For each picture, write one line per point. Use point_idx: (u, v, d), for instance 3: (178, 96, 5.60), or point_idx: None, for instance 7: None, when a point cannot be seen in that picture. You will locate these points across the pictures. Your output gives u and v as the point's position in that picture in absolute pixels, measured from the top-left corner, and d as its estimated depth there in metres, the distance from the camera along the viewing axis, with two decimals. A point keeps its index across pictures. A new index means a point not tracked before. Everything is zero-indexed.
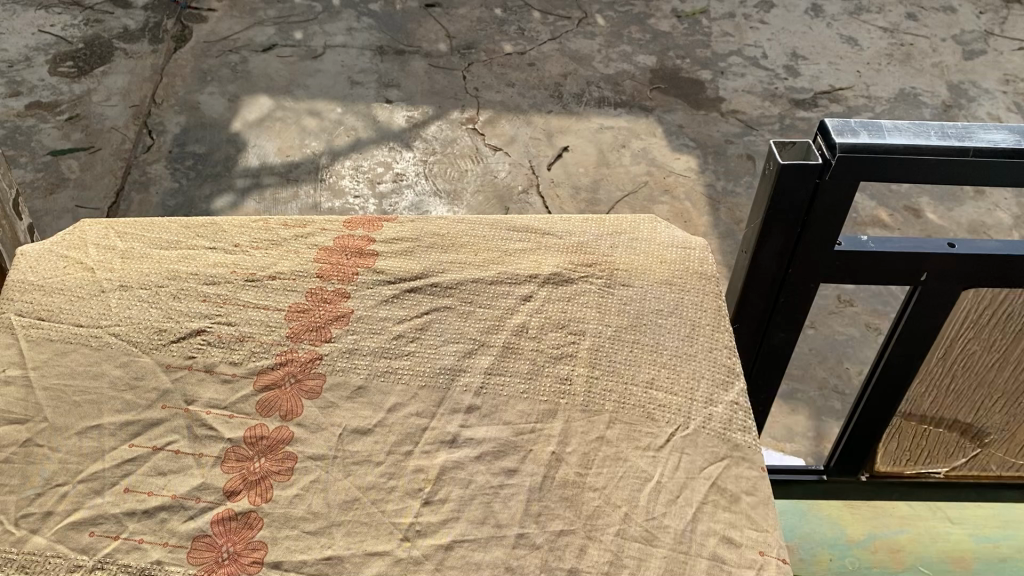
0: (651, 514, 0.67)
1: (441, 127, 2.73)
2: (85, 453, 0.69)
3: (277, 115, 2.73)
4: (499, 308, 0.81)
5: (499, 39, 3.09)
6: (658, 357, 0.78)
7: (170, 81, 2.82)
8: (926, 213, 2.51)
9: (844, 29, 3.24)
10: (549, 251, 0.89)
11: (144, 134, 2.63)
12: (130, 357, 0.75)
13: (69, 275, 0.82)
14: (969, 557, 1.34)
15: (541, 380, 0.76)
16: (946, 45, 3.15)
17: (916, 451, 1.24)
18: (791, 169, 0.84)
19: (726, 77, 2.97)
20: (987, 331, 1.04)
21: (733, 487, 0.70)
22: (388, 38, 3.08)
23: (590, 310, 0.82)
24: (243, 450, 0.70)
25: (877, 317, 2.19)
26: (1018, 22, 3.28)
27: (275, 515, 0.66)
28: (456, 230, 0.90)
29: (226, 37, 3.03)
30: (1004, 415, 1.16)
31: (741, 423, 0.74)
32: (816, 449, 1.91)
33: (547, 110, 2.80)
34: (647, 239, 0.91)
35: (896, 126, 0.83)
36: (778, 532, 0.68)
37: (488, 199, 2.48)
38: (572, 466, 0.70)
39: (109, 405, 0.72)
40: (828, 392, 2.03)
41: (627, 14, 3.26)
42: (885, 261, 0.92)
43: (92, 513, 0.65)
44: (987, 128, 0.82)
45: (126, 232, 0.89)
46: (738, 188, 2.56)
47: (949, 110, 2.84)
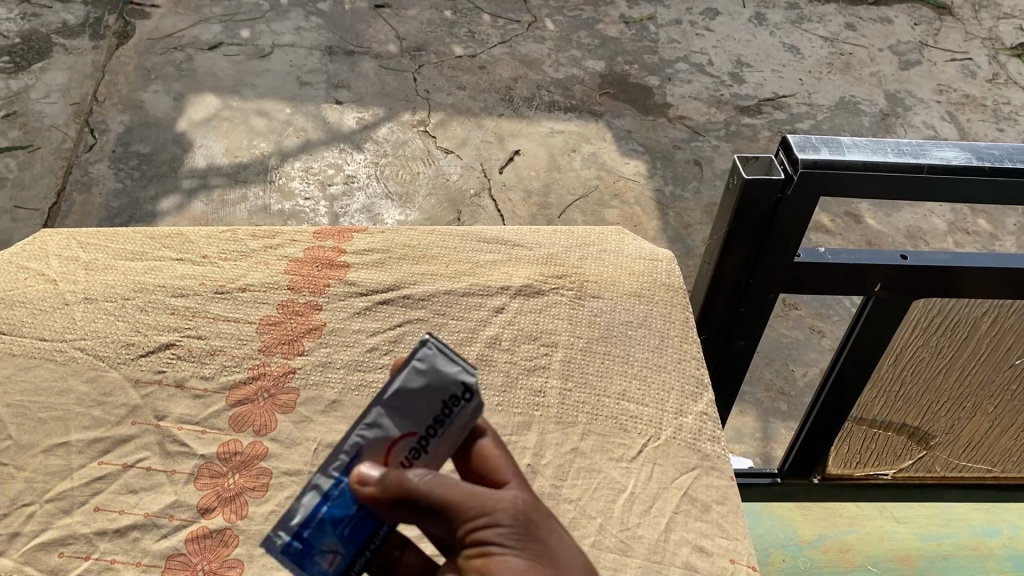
0: (625, 524, 0.73)
1: (392, 128, 2.71)
2: (52, 471, 0.74)
3: (224, 114, 2.68)
4: (472, 320, 0.87)
5: (449, 41, 3.08)
6: (629, 368, 0.84)
7: (113, 79, 2.75)
8: (866, 219, 2.57)
9: (787, 37, 3.31)
10: (520, 262, 0.94)
11: (86, 133, 2.55)
12: (98, 372, 0.80)
13: (32, 288, 0.87)
14: (914, 556, 1.33)
15: (515, 393, 0.82)
16: (883, 55, 3.24)
17: (866, 453, 1.29)
18: (754, 184, 0.87)
19: (674, 83, 3.01)
20: (935, 340, 1.07)
21: (704, 496, 0.76)
22: (337, 38, 3.03)
23: (562, 321, 0.88)
24: (217, 467, 0.75)
25: (822, 320, 2.24)
26: (951, 34, 3.38)
27: (250, 533, 0.71)
28: (425, 242, 0.96)
29: (170, 34, 2.96)
30: (950, 419, 1.20)
31: (709, 433, 0.81)
32: (764, 450, 1.96)
33: (497, 113, 2.80)
34: (615, 250, 0.97)
35: (854, 143, 0.85)
36: (747, 540, 0.74)
37: (439, 203, 2.48)
38: (548, 478, 0.76)
39: (77, 422, 0.77)
40: (775, 394, 2.07)
41: (576, 19, 3.27)
42: (842, 273, 0.95)
43: (62, 534, 0.71)
44: (940, 146, 0.85)
45: (89, 242, 0.94)
46: (686, 193, 2.60)
47: (886, 119, 2.93)
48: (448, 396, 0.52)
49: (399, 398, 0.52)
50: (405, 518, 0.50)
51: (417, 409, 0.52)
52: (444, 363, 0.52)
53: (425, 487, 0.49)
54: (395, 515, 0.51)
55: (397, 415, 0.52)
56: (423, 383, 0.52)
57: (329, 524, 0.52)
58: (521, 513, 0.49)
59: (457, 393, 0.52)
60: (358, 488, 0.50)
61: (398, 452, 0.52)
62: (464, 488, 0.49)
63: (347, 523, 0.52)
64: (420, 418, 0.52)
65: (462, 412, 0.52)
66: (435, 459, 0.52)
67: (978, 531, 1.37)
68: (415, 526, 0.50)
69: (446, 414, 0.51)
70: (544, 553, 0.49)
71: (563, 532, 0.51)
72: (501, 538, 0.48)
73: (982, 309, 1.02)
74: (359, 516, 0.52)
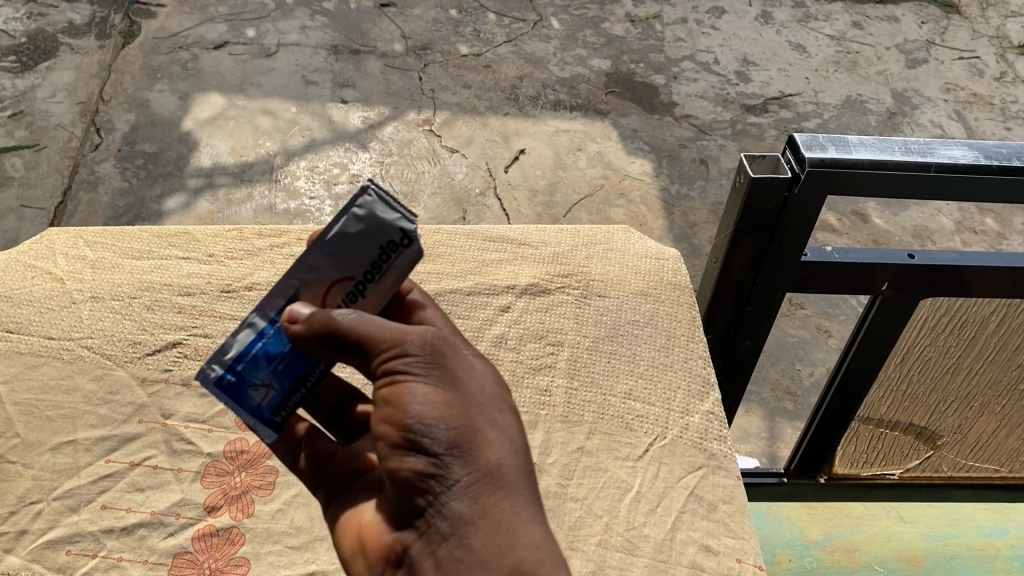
0: (632, 523, 0.73)
1: (397, 127, 2.71)
2: (59, 470, 0.75)
3: (230, 114, 2.68)
4: (479, 319, 0.87)
5: (455, 40, 3.07)
6: (635, 367, 0.84)
7: (119, 78, 2.75)
8: (872, 218, 2.56)
9: (793, 36, 3.30)
10: (526, 261, 0.94)
11: (92, 133, 2.56)
12: (104, 371, 0.81)
13: (38, 287, 0.88)
14: (921, 555, 1.32)
15: (522, 391, 0.82)
16: (889, 53, 3.23)
17: (872, 453, 1.29)
18: (762, 183, 0.86)
19: (680, 82, 3.00)
20: (943, 339, 1.07)
21: (710, 496, 0.76)
22: (342, 37, 3.03)
23: (568, 320, 0.88)
24: (223, 465, 0.76)
25: (828, 320, 2.23)
26: (958, 32, 3.37)
27: (257, 531, 0.72)
28: (431, 241, 0.96)
29: (176, 33, 2.96)
30: (957, 418, 1.20)
31: (716, 432, 0.81)
32: (770, 449, 1.96)
33: (502, 112, 2.80)
34: (621, 250, 0.97)
35: (861, 142, 0.85)
36: (753, 539, 0.74)
37: (445, 202, 2.48)
38: (554, 477, 0.76)
39: (83, 420, 0.78)
40: (781, 394, 2.06)
41: (582, 17, 3.27)
42: (849, 272, 0.94)
43: (69, 532, 0.71)
44: (947, 145, 0.85)
45: (96, 241, 0.94)
46: (692, 192, 2.60)
47: (893, 118, 2.92)
48: (386, 241, 0.58)
49: (339, 243, 0.58)
50: (330, 353, 0.57)
51: (356, 252, 0.58)
52: (382, 211, 0.58)
53: (348, 323, 0.55)
54: (321, 352, 0.58)
55: (335, 259, 0.58)
56: (361, 228, 0.58)
57: (263, 359, 0.60)
58: (428, 345, 0.54)
59: (396, 240, 0.58)
60: (291, 326, 0.57)
61: (337, 296, 0.58)
62: (381, 323, 0.55)
63: (282, 361, 0.60)
64: (360, 262, 0.58)
65: (399, 258, 0.59)
66: (369, 302, 0.59)
67: (986, 531, 1.36)
68: (341, 357, 0.57)
69: (384, 260, 0.58)
70: (449, 378, 0.54)
71: (475, 363, 0.56)
72: (408, 365, 0.53)
73: (990, 308, 1.02)
74: (293, 355, 0.60)
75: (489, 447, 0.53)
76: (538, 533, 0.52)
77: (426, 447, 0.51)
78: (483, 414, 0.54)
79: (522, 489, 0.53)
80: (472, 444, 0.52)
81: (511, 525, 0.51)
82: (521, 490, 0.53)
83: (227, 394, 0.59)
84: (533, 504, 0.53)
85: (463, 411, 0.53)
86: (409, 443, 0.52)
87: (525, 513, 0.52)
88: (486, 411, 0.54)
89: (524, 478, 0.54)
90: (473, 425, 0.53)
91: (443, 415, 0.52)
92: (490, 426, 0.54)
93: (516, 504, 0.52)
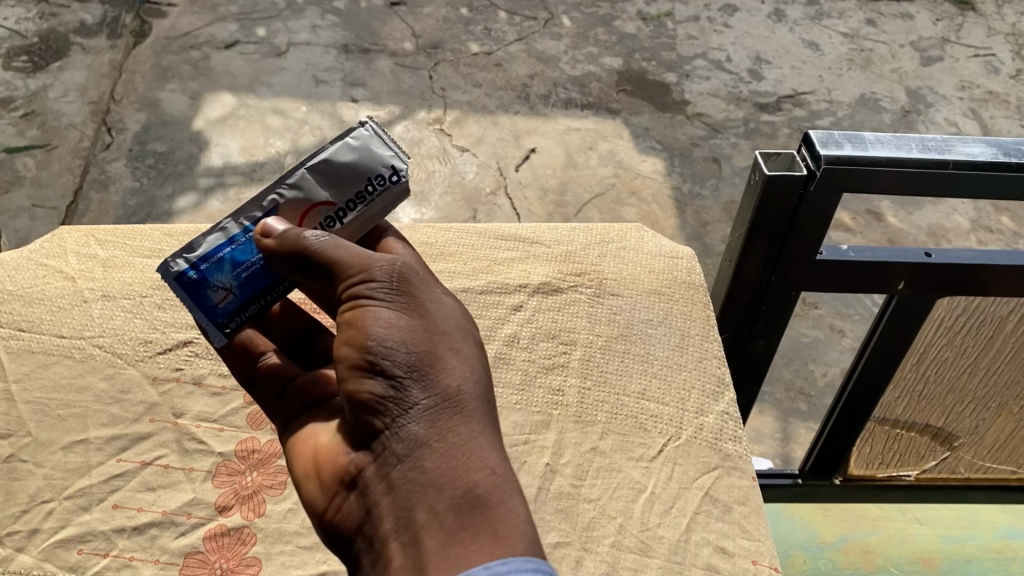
0: (646, 525, 0.73)
1: (407, 127, 2.71)
2: (71, 469, 0.75)
3: (240, 113, 2.68)
4: (490, 318, 0.86)
5: (465, 39, 3.06)
6: (649, 367, 0.84)
7: (130, 78, 2.76)
8: (887, 217, 2.54)
9: (806, 34, 3.27)
10: (538, 259, 0.93)
11: (103, 132, 2.57)
12: (115, 369, 0.81)
13: (49, 285, 0.88)
14: (937, 557, 1.31)
15: (534, 391, 0.81)
16: (904, 50, 3.21)
17: (888, 453, 1.28)
18: (776, 180, 0.85)
19: (692, 80, 2.99)
20: (960, 338, 1.05)
21: (726, 497, 0.75)
22: (353, 36, 3.03)
23: (581, 319, 0.87)
24: (234, 465, 0.76)
25: (842, 319, 2.22)
26: (973, 29, 3.34)
27: (269, 531, 0.72)
28: (443, 240, 0.95)
29: (186, 33, 2.96)
30: (974, 419, 1.18)
31: (731, 433, 0.80)
32: (784, 450, 1.95)
33: (513, 111, 2.79)
34: (635, 248, 0.96)
35: (878, 139, 0.84)
36: (768, 541, 0.74)
37: (456, 201, 2.48)
38: (566, 478, 0.75)
39: (95, 419, 0.78)
40: (795, 394, 2.05)
41: (593, 15, 3.25)
42: (865, 270, 0.93)
43: (80, 531, 0.71)
44: (965, 142, 0.83)
45: (106, 239, 0.94)
46: (704, 191, 2.59)
47: (907, 116, 2.90)
48: (374, 175, 0.71)
49: (333, 167, 0.71)
50: (295, 270, 0.65)
51: (347, 182, 0.71)
52: (377, 147, 0.71)
53: (320, 248, 0.63)
54: (284, 266, 0.66)
55: (328, 181, 0.71)
56: (355, 158, 0.71)
57: (229, 265, 0.70)
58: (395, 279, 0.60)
59: (384, 175, 0.72)
60: (260, 234, 0.68)
61: (318, 215, 0.71)
62: (355, 253, 0.62)
63: (243, 271, 0.70)
64: (349, 186, 0.71)
65: (382, 191, 0.72)
66: (344, 228, 0.71)
67: (1003, 534, 1.35)
68: (308, 276, 0.65)
69: (370, 190, 0.71)
70: (415, 306, 0.60)
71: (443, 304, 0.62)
72: (375, 292, 0.60)
73: (1008, 307, 1.00)
74: (257, 267, 0.71)
75: (448, 371, 0.56)
76: (493, 457, 0.53)
77: (385, 370, 0.56)
78: (444, 343, 0.58)
79: (481, 414, 0.56)
80: (431, 370, 0.56)
81: (465, 449, 0.54)
82: (481, 418, 0.55)
83: (189, 290, 0.70)
84: (491, 430, 0.55)
85: (426, 338, 0.58)
86: (368, 364, 0.56)
87: (482, 438, 0.54)
88: (451, 342, 0.58)
89: (486, 409, 0.56)
90: (434, 352, 0.57)
91: (407, 341, 0.57)
92: (452, 356, 0.58)
93: (474, 430, 0.54)
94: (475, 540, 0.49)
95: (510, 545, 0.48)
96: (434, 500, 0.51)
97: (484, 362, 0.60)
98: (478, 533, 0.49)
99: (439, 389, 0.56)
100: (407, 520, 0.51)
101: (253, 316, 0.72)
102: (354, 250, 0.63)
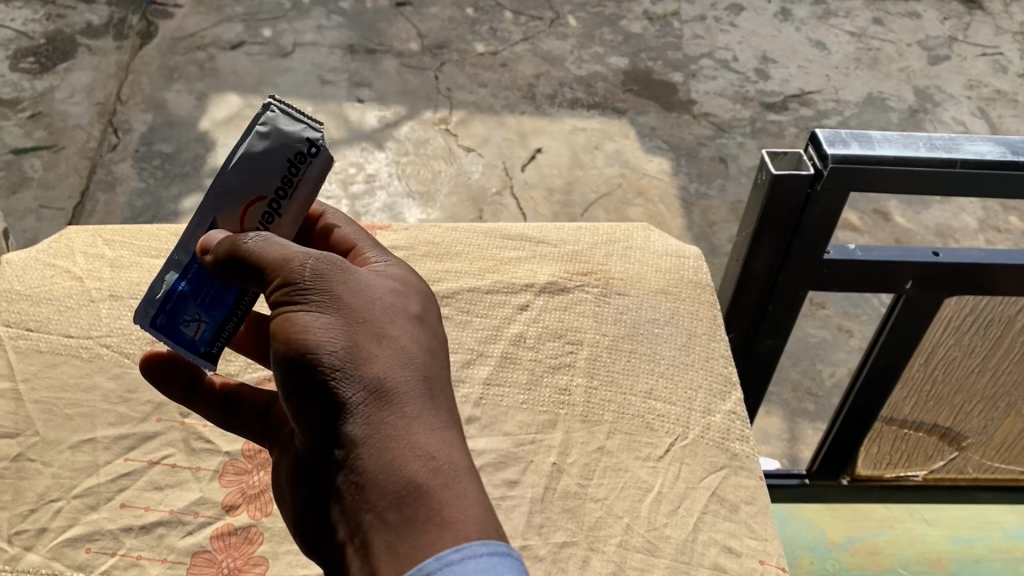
0: (653, 524, 0.72)
1: (413, 127, 2.71)
2: (79, 468, 0.75)
3: (246, 114, 2.69)
4: (496, 318, 0.87)
5: (471, 39, 3.06)
6: (655, 367, 0.84)
7: (136, 79, 2.77)
8: (895, 216, 2.53)
9: (812, 33, 3.26)
10: (544, 259, 0.93)
11: (110, 133, 2.58)
12: (123, 369, 0.82)
13: (56, 285, 0.88)
14: (946, 558, 1.30)
15: (541, 391, 0.81)
16: (911, 49, 3.19)
17: (896, 454, 1.27)
18: (783, 180, 0.85)
19: (698, 80, 2.98)
20: (968, 338, 1.05)
21: (733, 496, 0.75)
22: (358, 37, 3.03)
23: (588, 319, 0.87)
24: (241, 464, 0.77)
25: (849, 319, 2.21)
26: (981, 28, 3.32)
27: (275, 530, 0.72)
28: (449, 239, 0.95)
29: (192, 34, 2.96)
30: (982, 419, 1.18)
31: (738, 432, 0.80)
32: (791, 451, 1.94)
33: (519, 111, 2.78)
34: (642, 247, 0.96)
35: (885, 137, 0.83)
36: (776, 541, 0.73)
37: (461, 201, 2.49)
38: (573, 477, 0.75)
39: (103, 418, 0.78)
40: (802, 394, 2.05)
41: (599, 15, 3.24)
42: (873, 270, 0.93)
43: (88, 530, 0.71)
44: (973, 141, 0.83)
45: (113, 239, 0.94)
46: (711, 191, 2.59)
47: (915, 115, 2.90)
48: (293, 154, 0.67)
49: (247, 159, 0.66)
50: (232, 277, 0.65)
51: (266, 173, 0.67)
52: (285, 124, 0.66)
53: (243, 251, 0.62)
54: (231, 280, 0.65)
55: (248, 177, 0.67)
56: (267, 143, 0.66)
57: (189, 296, 0.69)
58: (312, 275, 0.60)
59: (303, 150, 0.67)
60: (203, 256, 0.66)
61: (252, 214, 0.68)
62: (273, 248, 0.62)
63: (207, 294, 0.70)
64: (272, 176, 0.67)
65: (309, 166, 0.68)
66: (283, 222, 0.68)
67: (1012, 534, 1.34)
68: (242, 282, 0.64)
69: (293, 173, 0.67)
70: (331, 300, 0.60)
71: (366, 286, 0.62)
72: (295, 293, 0.60)
73: (1016, 307, 1.00)
74: (214, 289, 0.70)
75: (372, 365, 0.57)
76: (428, 443, 0.55)
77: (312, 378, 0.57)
78: (365, 334, 0.59)
79: (411, 399, 0.57)
80: (356, 367, 0.57)
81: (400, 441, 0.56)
82: (415, 401, 0.57)
83: (163, 331, 0.69)
84: (424, 413, 0.57)
85: (348, 333, 0.58)
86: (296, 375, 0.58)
87: (414, 425, 0.56)
88: (375, 329, 0.59)
89: (420, 391, 0.58)
90: (357, 346, 0.58)
91: (329, 340, 0.58)
92: (375, 346, 0.58)
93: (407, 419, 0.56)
94: (417, 533, 0.52)
95: (451, 533, 0.51)
96: (377, 501, 0.54)
97: (417, 334, 0.61)
98: (419, 522, 0.52)
99: (367, 383, 0.57)
100: (357, 523, 0.54)
101: (233, 333, 0.72)
102: (273, 245, 0.62)
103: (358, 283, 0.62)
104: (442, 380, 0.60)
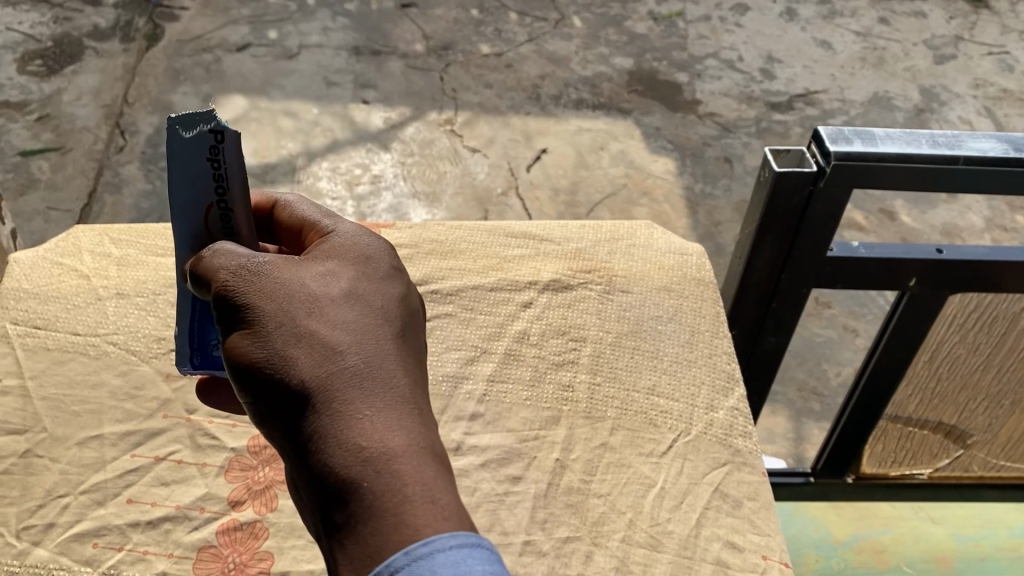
0: (656, 520, 0.73)
1: (419, 128, 2.71)
2: (86, 464, 0.76)
3: (252, 116, 2.70)
4: (500, 315, 0.87)
5: (476, 40, 3.06)
6: (658, 364, 0.84)
7: (143, 81, 2.78)
8: (900, 216, 2.52)
9: (818, 33, 3.26)
10: (547, 257, 0.94)
11: (117, 135, 2.59)
12: (129, 366, 0.83)
13: (64, 284, 0.89)
14: (951, 556, 1.31)
15: (544, 388, 0.81)
16: (917, 49, 3.19)
17: (901, 453, 1.27)
18: (785, 178, 0.86)
19: (703, 80, 2.98)
20: (974, 335, 1.05)
21: (735, 492, 0.76)
22: (364, 38, 3.04)
23: (591, 316, 0.88)
24: (246, 460, 0.77)
25: (855, 318, 2.21)
26: (988, 27, 3.32)
27: (281, 526, 0.73)
28: (453, 237, 0.95)
29: (198, 36, 2.97)
30: (987, 417, 1.18)
31: (741, 428, 0.80)
32: (796, 450, 1.94)
33: (524, 112, 2.79)
34: (645, 245, 0.97)
35: (888, 134, 0.84)
36: (778, 536, 0.74)
37: (467, 202, 2.49)
38: (576, 473, 0.75)
39: (110, 415, 0.79)
40: (807, 394, 2.05)
41: (604, 16, 3.24)
42: (876, 267, 0.93)
43: (95, 525, 0.72)
44: (976, 137, 0.83)
45: (119, 238, 0.95)
46: (716, 191, 2.59)
47: (920, 115, 2.90)
48: (208, 152, 0.63)
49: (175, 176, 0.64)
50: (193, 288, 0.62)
51: (196, 183, 0.64)
52: (184, 129, 0.63)
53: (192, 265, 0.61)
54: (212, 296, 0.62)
55: (186, 192, 0.65)
56: (183, 151, 0.64)
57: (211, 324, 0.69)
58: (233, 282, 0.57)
59: (212, 143, 0.63)
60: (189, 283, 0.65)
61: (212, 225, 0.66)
62: (203, 259, 0.60)
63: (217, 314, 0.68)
64: (203, 181, 0.64)
65: (225, 153, 0.63)
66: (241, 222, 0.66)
67: (1017, 533, 1.34)
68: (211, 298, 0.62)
69: (215, 170, 0.63)
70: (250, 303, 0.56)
71: (291, 274, 0.58)
72: (222, 302, 0.57)
73: (1021, 304, 1.00)
74: None
75: (296, 369, 0.55)
76: (363, 438, 0.53)
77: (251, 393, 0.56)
78: (287, 336, 0.55)
79: (343, 394, 0.54)
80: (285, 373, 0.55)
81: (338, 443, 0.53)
82: (344, 396, 0.54)
83: (205, 368, 0.69)
84: (359, 405, 0.54)
85: (269, 338, 0.55)
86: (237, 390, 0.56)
87: (348, 424, 0.53)
88: (292, 328, 0.56)
89: (349, 383, 0.55)
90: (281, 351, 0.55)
91: (251, 351, 0.55)
92: (298, 346, 0.55)
93: (335, 417, 0.54)
94: (362, 536, 0.50)
95: (395, 531, 0.49)
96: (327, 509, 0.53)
97: (343, 317, 0.57)
98: (360, 522, 0.50)
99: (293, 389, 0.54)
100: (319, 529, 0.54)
101: None
102: (205, 252, 0.60)
103: (282, 272, 0.58)
104: (380, 357, 0.57)
